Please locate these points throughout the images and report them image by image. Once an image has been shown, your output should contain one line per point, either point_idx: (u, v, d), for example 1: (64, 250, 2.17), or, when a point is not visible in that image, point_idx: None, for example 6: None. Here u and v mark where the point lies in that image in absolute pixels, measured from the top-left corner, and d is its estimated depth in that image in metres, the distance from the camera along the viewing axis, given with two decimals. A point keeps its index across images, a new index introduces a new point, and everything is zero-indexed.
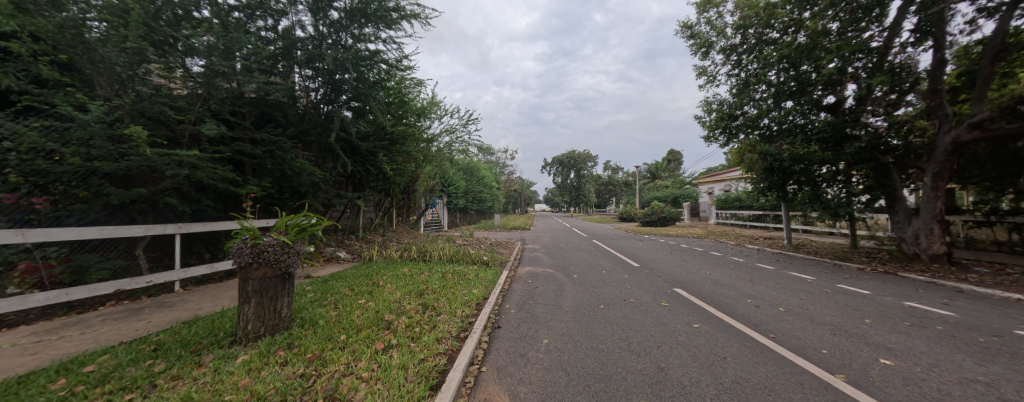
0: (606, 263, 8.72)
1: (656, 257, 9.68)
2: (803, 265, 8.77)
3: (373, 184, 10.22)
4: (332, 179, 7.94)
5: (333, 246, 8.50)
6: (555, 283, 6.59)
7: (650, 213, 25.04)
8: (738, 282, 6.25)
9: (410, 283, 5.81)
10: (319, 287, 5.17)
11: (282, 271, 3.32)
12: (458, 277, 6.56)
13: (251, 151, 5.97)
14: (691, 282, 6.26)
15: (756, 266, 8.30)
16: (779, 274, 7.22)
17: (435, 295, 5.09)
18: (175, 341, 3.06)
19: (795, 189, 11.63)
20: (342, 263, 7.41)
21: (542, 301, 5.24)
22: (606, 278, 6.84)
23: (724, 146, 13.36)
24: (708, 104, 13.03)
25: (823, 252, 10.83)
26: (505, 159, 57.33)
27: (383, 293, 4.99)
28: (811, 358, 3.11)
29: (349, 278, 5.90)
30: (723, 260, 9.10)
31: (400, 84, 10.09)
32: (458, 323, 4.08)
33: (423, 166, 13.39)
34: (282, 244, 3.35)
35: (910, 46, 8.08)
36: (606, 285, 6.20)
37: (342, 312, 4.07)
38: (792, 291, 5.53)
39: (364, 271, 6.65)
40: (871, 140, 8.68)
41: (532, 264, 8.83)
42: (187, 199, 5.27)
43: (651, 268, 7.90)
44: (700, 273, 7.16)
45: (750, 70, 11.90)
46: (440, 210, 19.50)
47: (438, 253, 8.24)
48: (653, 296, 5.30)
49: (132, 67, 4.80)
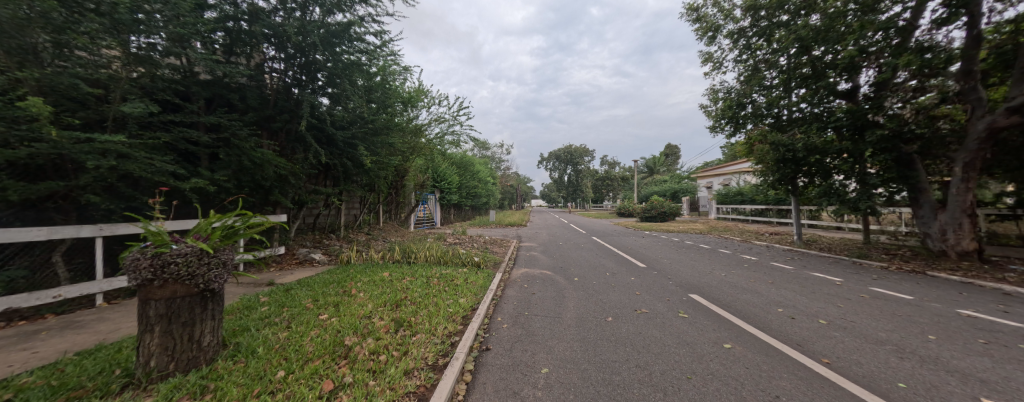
0: (609, 263, 8.01)
1: (661, 256, 9.02)
2: (821, 263, 8.11)
3: (354, 179, 9.40)
4: (303, 173, 7.12)
5: (308, 247, 7.70)
6: (554, 288, 5.86)
7: (649, 207, 24.40)
8: (757, 285, 5.57)
9: (387, 291, 5.04)
10: (276, 299, 4.38)
11: (199, 288, 2.54)
12: (445, 282, 5.80)
13: (199, 138, 5.13)
14: (706, 286, 5.57)
15: (772, 265, 7.63)
16: (801, 275, 6.53)
17: (413, 308, 4.30)
18: (45, 386, 2.26)
19: (806, 182, 10.97)
20: (315, 267, 6.62)
21: (540, 313, 4.51)
22: (611, 282, 6.13)
23: (730, 136, 12.70)
24: (714, 91, 12.36)
25: (837, 248, 10.20)
26: (500, 154, 56.43)
27: (351, 306, 4.21)
28: (891, 397, 2.38)
29: (316, 286, 5.11)
30: (734, 259, 8.42)
31: (384, 69, 9.27)
32: (436, 346, 3.32)
33: (412, 159, 12.54)
34: (201, 252, 2.57)
35: (939, 23, 7.38)
36: (612, 290, 5.48)
37: (293, 333, 3.30)
38: (824, 296, 4.84)
39: (337, 276, 5.87)
40: (895, 127, 8.02)
41: (528, 265, 8.10)
42: (117, 194, 4.44)
43: (658, 269, 7.19)
44: (713, 275, 6.48)
45: (759, 56, 11.27)
46: (431, 207, 18.68)
47: (424, 254, 7.46)
48: (668, 306, 4.60)
49: (37, 34, 3.93)
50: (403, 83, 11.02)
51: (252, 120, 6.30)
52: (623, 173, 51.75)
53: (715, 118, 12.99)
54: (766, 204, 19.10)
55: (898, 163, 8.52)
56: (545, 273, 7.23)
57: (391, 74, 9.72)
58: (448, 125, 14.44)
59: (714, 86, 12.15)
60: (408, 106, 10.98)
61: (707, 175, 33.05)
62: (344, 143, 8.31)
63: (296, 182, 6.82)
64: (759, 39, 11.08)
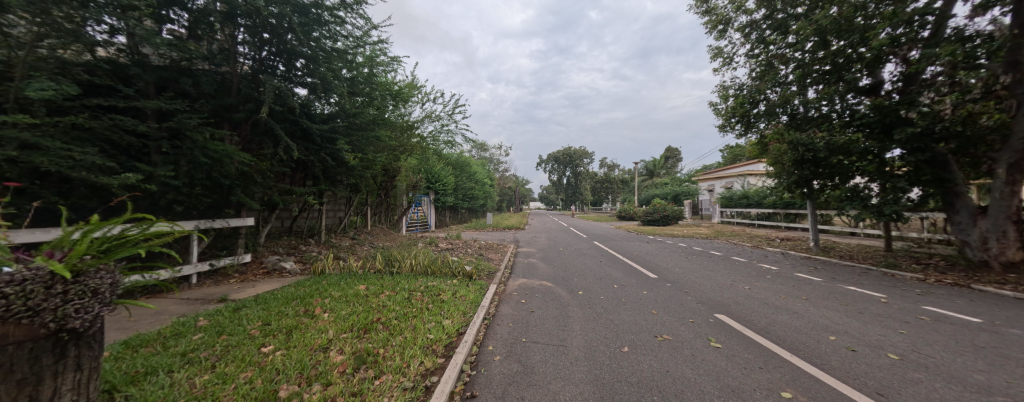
0: (615, 273, 7.24)
1: (670, 264, 8.25)
2: (849, 274, 7.35)
3: (336, 179, 8.60)
4: (273, 171, 6.31)
5: (279, 254, 6.89)
6: (556, 304, 5.09)
7: (652, 211, 23.72)
8: (792, 303, 4.81)
9: (358, 309, 4.20)
10: (216, 323, 3.58)
11: (49, 329, 1.69)
12: (430, 297, 5.03)
13: (136, 127, 4.33)
14: (732, 304, 4.80)
15: (797, 276, 6.86)
16: (835, 288, 5.76)
17: (385, 335, 3.48)
18: None
19: (824, 184, 10.23)
20: (283, 278, 5.82)
21: (539, 339, 3.73)
22: (620, 297, 5.36)
23: (741, 135, 12.08)
24: (724, 88, 11.72)
25: (860, 256, 9.45)
26: (499, 155, 55.61)
27: (308, 333, 3.39)
28: None
29: (273, 304, 4.28)
30: (752, 269, 7.65)
31: (370, 59, 8.53)
32: (404, 395, 2.49)
33: (403, 159, 11.75)
34: (53, 276, 1.73)
35: (981, 10, 6.72)
36: (624, 309, 4.70)
37: (214, 379, 2.48)
38: (878, 319, 4.07)
39: (304, 289, 5.06)
40: (929, 124, 7.32)
41: (526, 274, 7.32)
42: (22, 193, 3.64)
43: (672, 280, 6.41)
44: (735, 289, 5.72)
45: (773, 50, 10.66)
46: (426, 209, 17.85)
47: (409, 263, 6.65)
48: (693, 331, 3.83)
49: None
50: (393, 77, 10.30)
51: (212, 109, 5.50)
52: (623, 176, 51.04)
53: (725, 116, 12.34)
54: (774, 208, 18.35)
55: (930, 164, 7.87)
56: (545, 284, 6.44)
57: (378, 64, 8.99)
58: (442, 122, 13.72)
59: (724, 82, 11.50)
60: (398, 102, 10.26)
61: (709, 178, 32.31)
62: (323, 138, 7.50)
63: (264, 181, 6.02)
64: (773, 32, 10.43)
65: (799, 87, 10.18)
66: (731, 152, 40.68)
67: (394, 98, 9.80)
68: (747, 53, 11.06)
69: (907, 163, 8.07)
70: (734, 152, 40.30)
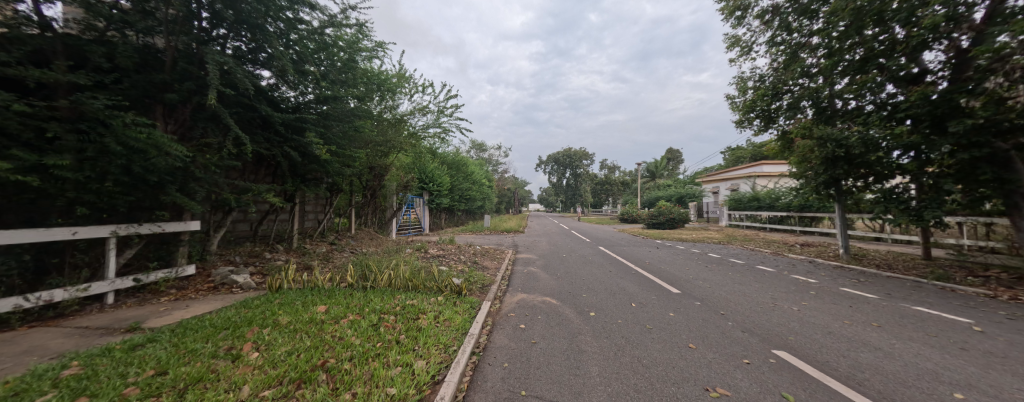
0: (630, 286, 6.18)
1: (690, 275, 7.20)
2: (900, 288, 6.33)
3: (310, 176, 7.55)
4: (223, 165, 5.25)
5: (234, 264, 5.84)
6: (563, 332, 4.04)
7: (657, 213, 22.73)
8: (866, 334, 3.76)
9: (303, 346, 3.14)
10: (87, 375, 2.51)
11: None
12: (405, 322, 3.98)
13: (12, 103, 3.25)
14: (789, 335, 3.76)
15: (845, 291, 5.81)
16: (903, 309, 4.72)
17: (323, 393, 2.41)
18: None
19: (856, 185, 9.16)
20: (230, 295, 4.77)
21: (544, 393, 2.69)
22: (643, 322, 4.29)
23: (760, 131, 11.14)
24: (743, 80, 10.76)
25: (899, 266, 8.46)
26: (498, 156, 54.73)
27: (206, 395, 2.31)
28: None
29: (189, 337, 3.22)
30: (788, 281, 6.59)
31: (351, 42, 7.56)
32: None
33: (391, 156, 10.74)
34: None
35: None
36: (652, 342, 3.66)
37: None
38: (1004, 364, 3.01)
39: (246, 312, 4.00)
40: (994, 115, 6.24)
41: (525, 288, 6.26)
42: None
43: (700, 298, 5.35)
44: (781, 309, 4.69)
45: (797, 38, 9.75)
46: (420, 210, 16.83)
47: (388, 276, 5.61)
48: (758, 381, 2.77)
49: None
50: (379, 66, 9.32)
51: (139, 88, 4.43)
52: (623, 177, 50.22)
53: (742, 111, 11.41)
54: (787, 211, 17.34)
55: (990, 162, 6.90)
56: (548, 302, 5.40)
57: (360, 47, 8.02)
58: (435, 116, 12.74)
59: (742, 72, 10.57)
60: (383, 93, 9.26)
61: (713, 179, 31.33)
62: (289, 129, 6.44)
63: (212, 177, 4.98)
64: (799, 18, 9.44)
65: (827, 77, 9.23)
66: (734, 154, 40.11)
67: (379, 88, 8.81)
68: (768, 41, 10.14)
69: (959, 161, 7.08)
70: (737, 153, 39.83)
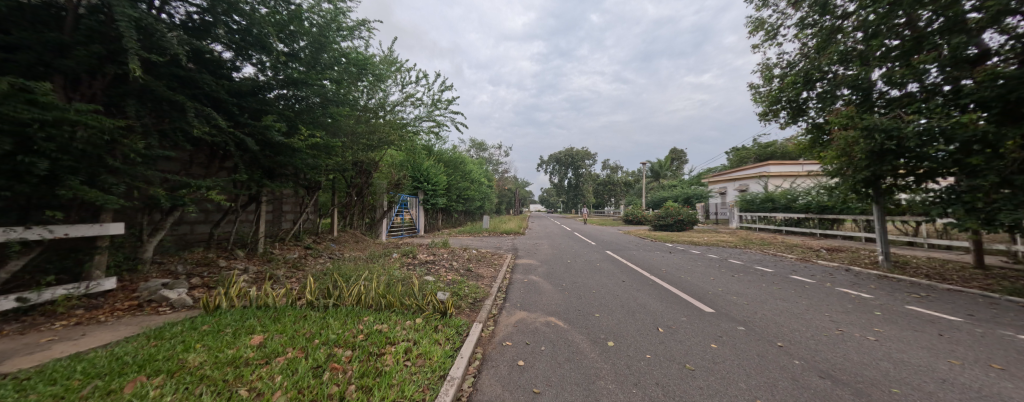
0: (652, 304, 5.10)
1: (718, 288, 6.15)
2: (973, 305, 5.30)
3: (277, 171, 6.55)
4: (150, 155, 4.24)
5: (173, 276, 4.84)
6: (576, 374, 3.01)
7: (664, 215, 21.66)
8: (996, 383, 2.71)
9: None
10: None
11: None
12: (363, 363, 2.91)
13: None
14: (891, 385, 2.71)
15: (916, 311, 4.75)
16: (1015, 340, 3.65)
17: None
18: None
19: (902, 183, 8.12)
20: (148, 318, 3.76)
21: None
22: (682, 360, 3.23)
23: (787, 124, 10.13)
24: (768, 67, 9.73)
25: (953, 275, 7.39)
26: (498, 156, 53.73)
27: None
28: None
29: (33, 396, 2.19)
30: (838, 297, 5.53)
31: (327, 17, 6.57)
32: None
33: (380, 151, 9.75)
34: None
35: None
36: (703, 396, 2.59)
37: None
38: None
39: (148, 347, 2.97)
40: None
41: (524, 305, 5.21)
42: None
43: (745, 321, 4.27)
44: (855, 340, 3.63)
45: (832, 19, 8.72)
46: (414, 211, 15.83)
47: (357, 291, 4.60)
48: None
49: None
50: (363, 50, 8.36)
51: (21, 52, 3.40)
52: (626, 177, 49.19)
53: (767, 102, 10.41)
54: (805, 213, 16.27)
55: None
56: (553, 324, 4.38)
57: (340, 25, 7.05)
58: (428, 108, 11.76)
59: (768, 58, 9.55)
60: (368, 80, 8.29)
61: (721, 179, 30.30)
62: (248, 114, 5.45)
63: (133, 169, 3.98)
64: None
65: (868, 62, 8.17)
66: (739, 153, 39.31)
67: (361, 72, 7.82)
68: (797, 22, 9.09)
69: None
70: (741, 154, 39.28)
